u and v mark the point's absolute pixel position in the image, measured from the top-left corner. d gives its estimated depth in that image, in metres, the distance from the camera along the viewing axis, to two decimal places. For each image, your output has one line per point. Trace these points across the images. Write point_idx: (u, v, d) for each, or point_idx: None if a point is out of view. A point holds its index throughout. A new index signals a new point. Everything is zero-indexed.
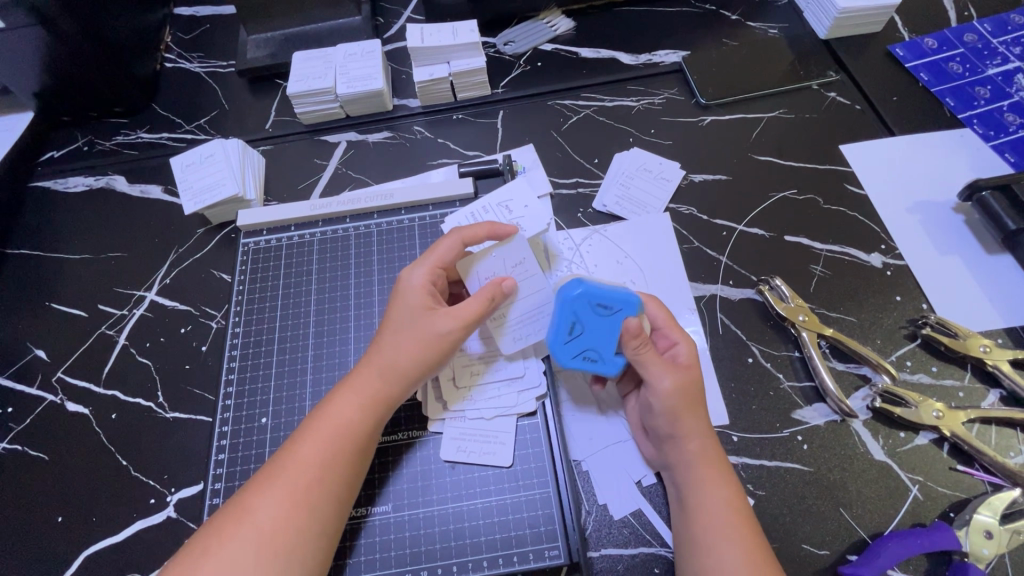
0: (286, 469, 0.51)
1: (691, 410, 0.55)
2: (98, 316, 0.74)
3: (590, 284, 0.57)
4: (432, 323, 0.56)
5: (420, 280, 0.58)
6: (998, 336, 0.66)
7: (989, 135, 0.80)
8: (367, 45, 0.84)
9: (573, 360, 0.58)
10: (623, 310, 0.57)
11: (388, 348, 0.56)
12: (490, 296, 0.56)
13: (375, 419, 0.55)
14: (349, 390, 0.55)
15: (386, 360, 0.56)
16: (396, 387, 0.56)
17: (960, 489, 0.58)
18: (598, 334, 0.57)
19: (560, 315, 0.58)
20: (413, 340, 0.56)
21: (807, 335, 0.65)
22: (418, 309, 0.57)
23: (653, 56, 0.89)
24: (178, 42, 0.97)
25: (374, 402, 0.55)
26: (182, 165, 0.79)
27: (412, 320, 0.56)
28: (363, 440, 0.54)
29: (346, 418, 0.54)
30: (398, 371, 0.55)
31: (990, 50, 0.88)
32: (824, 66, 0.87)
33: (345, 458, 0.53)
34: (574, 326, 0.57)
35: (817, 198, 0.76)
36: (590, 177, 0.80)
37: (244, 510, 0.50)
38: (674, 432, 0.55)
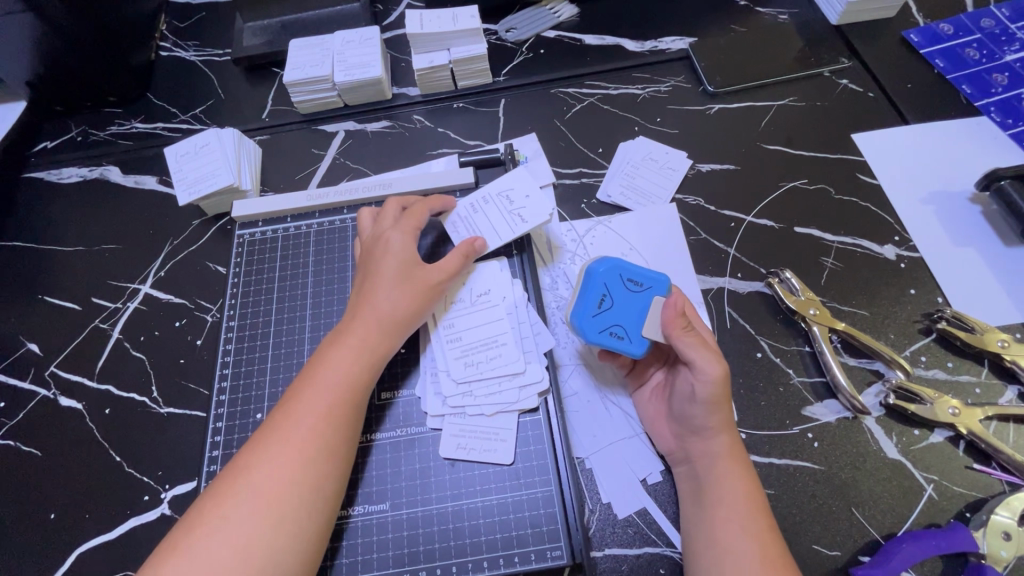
0: (282, 424, 0.51)
1: (726, 398, 0.54)
2: (92, 309, 0.73)
3: (620, 261, 0.60)
4: (422, 275, 0.60)
5: (403, 238, 0.61)
6: (1017, 331, 0.64)
7: (1007, 123, 0.78)
8: (365, 32, 0.82)
9: (600, 335, 0.58)
10: (652, 288, 0.59)
11: (377, 300, 0.58)
12: (467, 252, 0.62)
13: (369, 370, 0.56)
14: (341, 344, 0.56)
15: (376, 311, 0.57)
16: (389, 337, 0.57)
17: (976, 489, 0.56)
18: (626, 310, 0.58)
19: (591, 287, 0.59)
20: (403, 292, 0.58)
21: (819, 330, 0.63)
22: (405, 263, 0.60)
23: (659, 43, 0.87)
24: (173, 30, 0.95)
25: (368, 352, 0.56)
26: (176, 155, 0.77)
27: (402, 274, 0.59)
28: (359, 391, 0.55)
29: (339, 370, 0.55)
30: (389, 320, 0.57)
31: (1008, 36, 0.85)
32: (835, 53, 0.84)
33: (342, 410, 0.53)
34: (604, 299, 0.58)
35: (828, 188, 0.74)
36: (594, 167, 0.78)
37: (241, 474, 0.49)
38: (705, 423, 0.53)
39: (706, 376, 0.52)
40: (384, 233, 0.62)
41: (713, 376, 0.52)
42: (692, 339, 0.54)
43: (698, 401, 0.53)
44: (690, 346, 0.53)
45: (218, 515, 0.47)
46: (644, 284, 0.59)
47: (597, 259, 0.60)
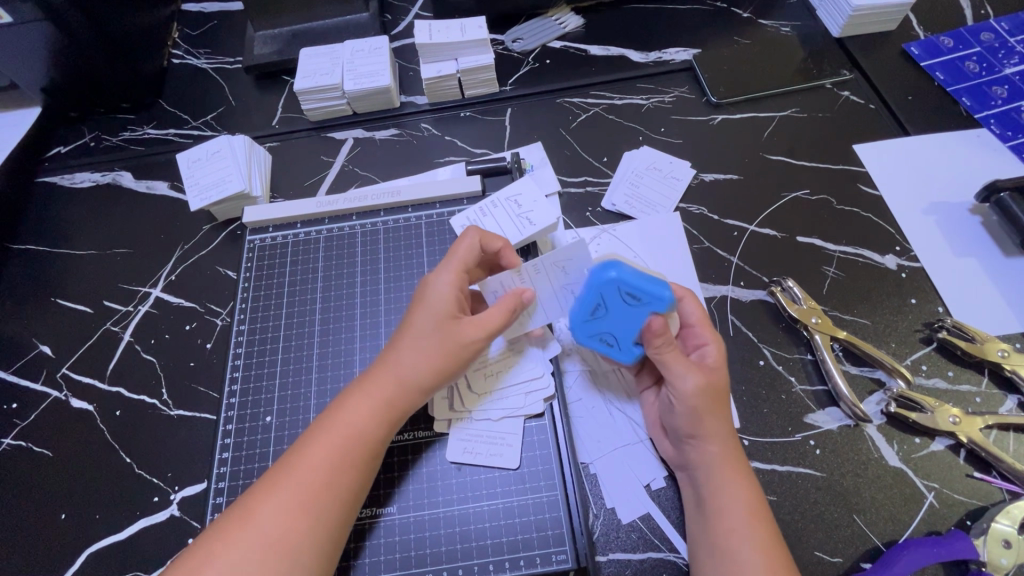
0: (292, 473, 0.51)
1: (714, 410, 0.54)
2: (104, 312, 0.74)
3: (624, 270, 0.56)
4: (458, 331, 0.56)
5: (447, 285, 0.58)
6: (1016, 341, 0.65)
7: (1007, 135, 0.79)
8: (374, 41, 0.83)
9: (590, 338, 0.60)
10: (651, 304, 0.56)
11: (405, 355, 0.56)
12: (513, 310, 0.57)
13: (388, 425, 0.55)
14: (362, 395, 0.55)
15: (403, 367, 0.55)
16: (411, 396, 0.55)
17: (976, 497, 0.57)
18: (619, 319, 0.58)
19: (587, 293, 0.57)
20: (434, 349, 0.56)
21: (821, 338, 0.64)
22: (443, 315, 0.57)
23: (663, 54, 0.88)
24: (185, 38, 0.97)
25: (389, 409, 0.55)
26: (188, 162, 0.78)
27: (437, 328, 0.56)
28: (375, 447, 0.54)
29: (357, 424, 0.53)
30: (415, 380, 0.55)
31: (1007, 50, 0.86)
32: (837, 65, 0.86)
33: (355, 464, 0.52)
34: (598, 308, 0.58)
35: (830, 199, 0.75)
36: (599, 176, 0.79)
37: (249, 516, 0.49)
38: (695, 431, 0.54)
39: (681, 392, 0.54)
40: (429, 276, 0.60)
41: (689, 390, 0.54)
42: (668, 357, 0.55)
43: (680, 413, 0.55)
44: (665, 363, 0.55)
45: (219, 557, 0.47)
46: (643, 298, 0.56)
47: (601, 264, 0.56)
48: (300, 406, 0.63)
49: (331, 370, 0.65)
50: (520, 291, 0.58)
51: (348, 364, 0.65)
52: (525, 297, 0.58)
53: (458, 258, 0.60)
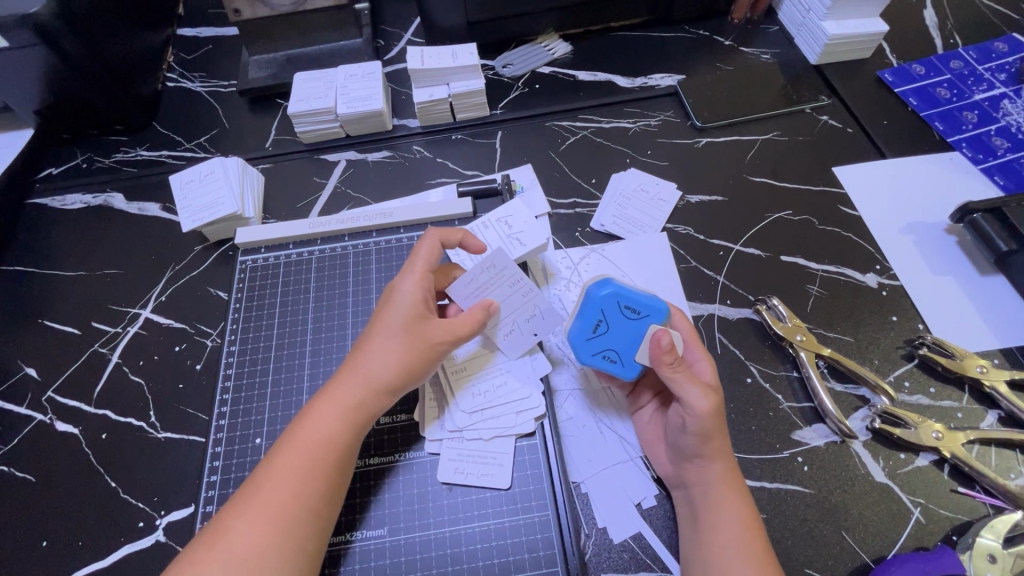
0: (263, 483, 0.51)
1: (719, 429, 0.54)
2: (92, 333, 0.73)
3: (619, 285, 0.59)
4: (423, 330, 0.57)
5: (411, 289, 0.59)
6: (995, 356, 0.66)
7: (978, 158, 0.82)
8: (367, 66, 0.85)
9: (594, 357, 0.60)
10: (650, 317, 0.58)
11: (369, 358, 0.56)
12: (479, 314, 0.59)
13: (355, 428, 0.55)
14: (326, 399, 0.55)
15: (368, 369, 0.56)
16: (376, 397, 0.56)
17: (961, 512, 0.58)
18: (620, 335, 0.60)
19: (589, 310, 0.60)
20: (401, 349, 0.56)
21: (806, 355, 0.65)
22: (408, 316, 0.58)
23: (649, 80, 0.91)
24: (180, 62, 0.99)
25: (355, 410, 0.55)
26: (180, 184, 0.79)
27: (403, 328, 0.57)
28: (341, 449, 0.54)
29: (323, 427, 0.53)
30: (382, 381, 0.55)
31: (976, 77, 0.90)
32: (816, 90, 0.89)
33: (323, 469, 0.52)
34: (599, 324, 0.60)
35: (812, 219, 0.77)
36: (588, 198, 0.80)
37: (222, 531, 0.49)
38: (698, 451, 0.54)
39: (692, 411, 0.53)
40: (395, 282, 0.61)
41: (701, 410, 0.53)
42: (680, 377, 0.54)
43: (687, 433, 0.54)
44: (678, 382, 0.54)
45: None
46: (641, 312, 0.59)
47: (599, 281, 0.60)
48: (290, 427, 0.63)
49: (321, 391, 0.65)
50: (486, 303, 0.60)
51: None
52: (491, 308, 0.60)
53: (422, 261, 0.61)
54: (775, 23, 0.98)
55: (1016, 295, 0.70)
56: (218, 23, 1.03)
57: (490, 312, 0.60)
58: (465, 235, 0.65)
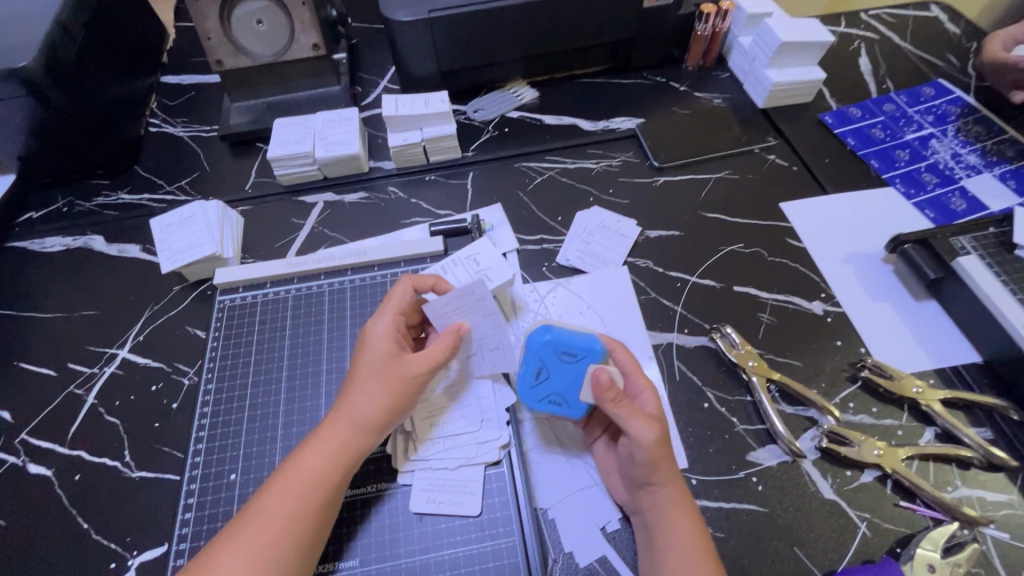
0: (251, 522, 0.52)
1: (666, 456, 0.57)
2: (68, 375, 0.74)
3: (556, 332, 0.63)
4: (401, 366, 0.60)
5: (385, 330, 0.62)
6: (930, 376, 0.71)
7: (911, 193, 0.89)
8: (345, 113, 0.90)
9: (540, 403, 0.64)
10: (587, 357, 0.62)
11: (356, 396, 0.59)
12: (450, 339, 0.62)
13: (345, 467, 0.56)
14: (317, 441, 0.57)
15: (355, 407, 0.58)
16: (364, 436, 0.58)
17: (904, 525, 0.61)
18: (561, 379, 0.63)
19: (528, 360, 0.64)
20: (385, 385, 0.59)
21: (757, 380, 0.69)
22: (388, 354, 0.60)
23: (610, 123, 0.98)
24: (163, 108, 1.03)
25: (343, 451, 0.57)
26: (161, 226, 0.81)
27: (385, 365, 0.60)
28: (330, 490, 0.55)
29: (312, 469, 0.55)
30: (369, 417, 0.58)
31: (906, 119, 0.99)
32: (763, 132, 0.97)
33: (312, 510, 0.54)
34: (540, 372, 0.63)
35: (761, 251, 0.83)
36: (554, 234, 0.85)
37: (207, 570, 0.49)
38: (650, 478, 0.57)
39: (639, 443, 0.56)
40: (370, 322, 0.64)
41: (647, 442, 0.56)
42: (623, 413, 0.57)
43: (636, 465, 0.57)
44: (622, 418, 0.57)
45: None
46: (577, 355, 0.62)
47: (535, 331, 0.64)
48: (265, 462, 0.64)
49: (296, 425, 0.67)
50: (457, 326, 0.63)
51: (313, 418, 0.67)
52: (462, 330, 0.63)
53: (398, 303, 0.64)
54: (725, 70, 1.06)
55: (948, 319, 0.76)
56: (201, 71, 1.08)
57: (462, 334, 0.64)
58: (436, 280, 0.68)
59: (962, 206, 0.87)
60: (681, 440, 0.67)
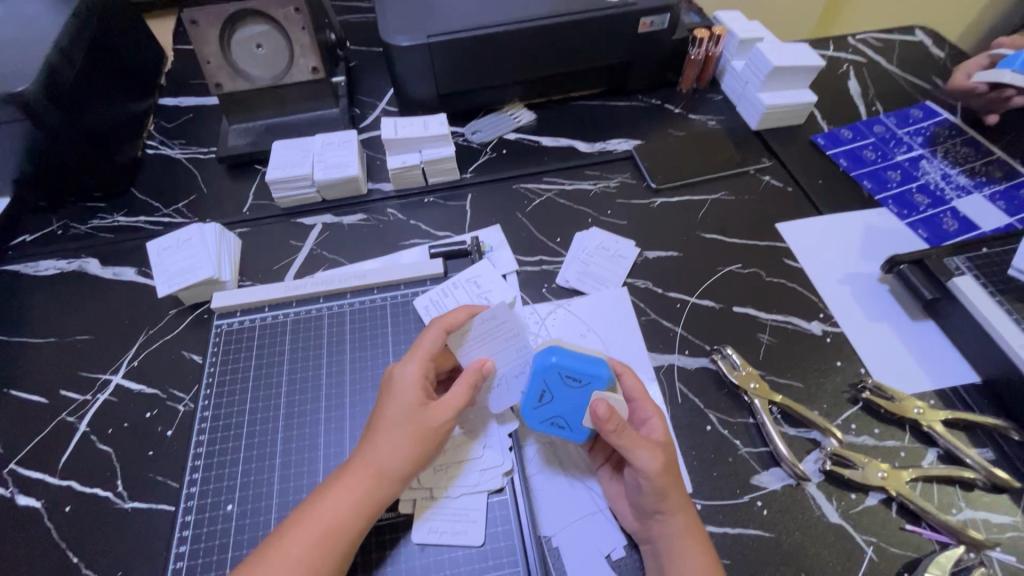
0: (269, 567, 0.51)
1: (673, 485, 0.57)
2: (60, 401, 0.73)
3: (563, 355, 0.60)
4: (429, 416, 0.58)
5: (415, 374, 0.61)
6: (931, 397, 0.71)
7: (903, 213, 0.90)
8: (344, 135, 0.91)
9: (543, 424, 0.63)
10: (592, 383, 0.60)
11: (382, 445, 0.57)
12: (472, 380, 0.61)
13: (368, 518, 0.55)
14: (340, 488, 0.55)
15: (382, 457, 0.57)
16: (389, 487, 0.56)
17: (910, 549, 0.61)
18: (564, 404, 0.61)
19: (532, 382, 0.61)
20: (412, 436, 0.57)
21: (759, 402, 0.69)
22: (417, 403, 0.59)
23: (607, 144, 0.99)
24: (160, 130, 1.03)
25: (368, 502, 0.55)
26: (157, 250, 0.81)
27: (413, 415, 0.58)
28: (351, 541, 0.54)
29: (335, 517, 0.54)
30: (395, 468, 0.56)
31: (896, 140, 1.01)
32: (757, 154, 0.98)
33: (332, 561, 0.52)
34: (544, 394, 0.61)
35: (759, 271, 0.84)
36: (553, 255, 0.85)
37: None
38: (658, 507, 0.56)
39: (643, 473, 0.56)
40: (397, 367, 0.62)
41: (652, 471, 0.56)
42: (627, 442, 0.56)
43: (645, 493, 0.56)
44: (626, 447, 0.56)
45: None
46: (583, 380, 0.60)
47: (543, 350, 0.60)
48: (262, 493, 0.63)
49: (295, 454, 0.65)
50: (481, 365, 0.62)
51: (312, 447, 0.66)
52: (485, 368, 0.63)
53: (428, 350, 0.62)
54: (718, 93, 1.08)
55: (945, 339, 0.76)
56: (199, 93, 1.09)
57: (484, 372, 0.63)
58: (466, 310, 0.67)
59: (953, 225, 0.88)
60: (684, 464, 0.66)
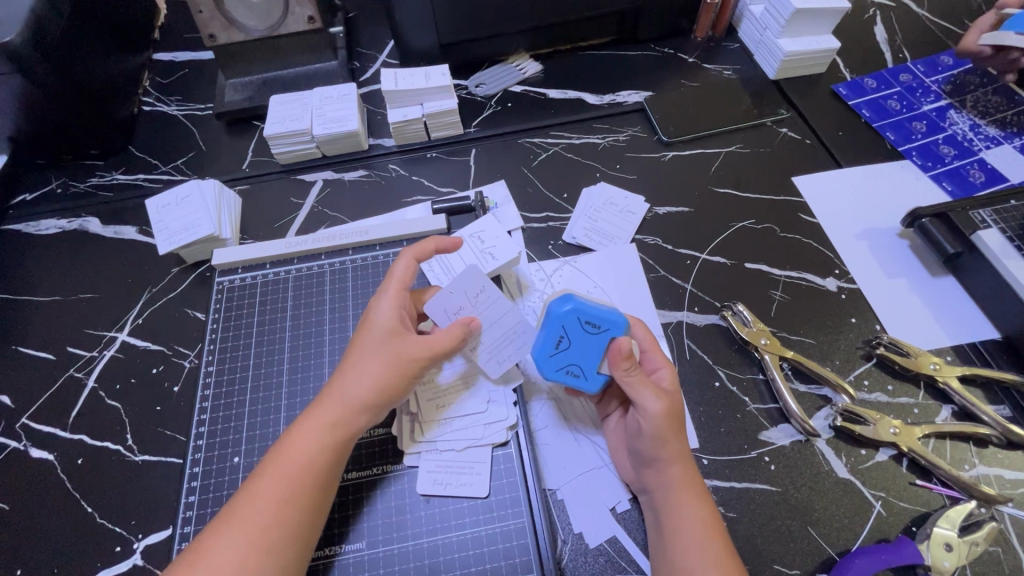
0: (245, 503, 0.51)
1: (674, 432, 0.56)
2: (68, 358, 0.73)
3: (578, 302, 0.60)
4: (400, 348, 0.58)
5: (388, 309, 0.60)
6: (947, 353, 0.70)
7: (928, 166, 0.86)
8: (342, 88, 0.87)
9: (557, 373, 0.61)
10: (610, 330, 0.59)
11: (349, 378, 0.57)
12: (460, 334, 0.59)
13: (336, 449, 0.55)
14: (307, 421, 0.56)
15: (348, 388, 0.57)
16: (356, 417, 0.56)
17: (920, 504, 0.60)
18: (583, 349, 0.60)
19: (550, 327, 0.61)
20: (378, 369, 0.57)
21: (770, 358, 0.67)
22: (386, 336, 0.58)
23: (617, 97, 0.95)
24: (157, 86, 1.00)
25: (336, 432, 0.55)
26: (157, 207, 0.79)
27: (380, 348, 0.58)
28: (322, 472, 0.54)
29: (305, 452, 0.54)
30: (360, 399, 0.56)
31: (924, 89, 0.95)
32: (775, 105, 0.93)
33: (304, 491, 0.52)
34: (562, 341, 0.60)
35: (774, 227, 0.81)
36: (560, 212, 0.83)
37: (205, 549, 0.49)
38: (658, 456, 0.56)
39: (647, 414, 0.56)
40: (372, 303, 0.62)
41: (655, 412, 0.56)
42: (632, 380, 0.57)
43: (643, 437, 0.56)
44: (631, 386, 0.57)
45: None
46: (602, 326, 0.59)
47: (559, 298, 0.61)
48: (268, 445, 0.63)
49: (299, 408, 0.65)
50: (466, 320, 0.61)
51: (316, 400, 0.66)
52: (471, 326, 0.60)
53: (398, 282, 0.62)
54: (735, 41, 1.02)
55: (966, 294, 0.74)
56: (193, 47, 1.05)
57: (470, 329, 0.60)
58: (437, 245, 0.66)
59: (981, 177, 0.84)
60: (691, 420, 0.65)
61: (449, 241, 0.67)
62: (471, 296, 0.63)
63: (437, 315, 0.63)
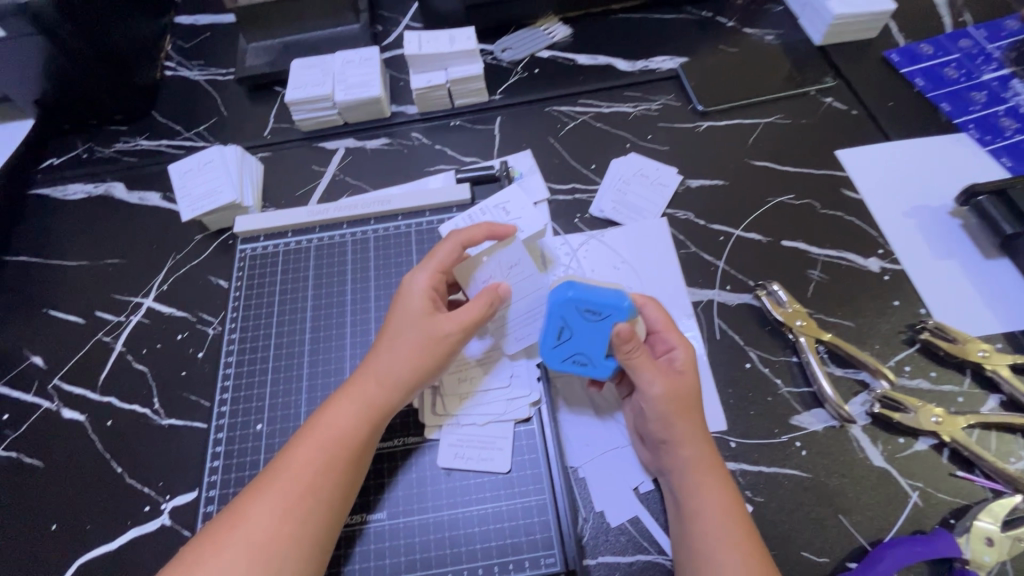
0: (279, 474, 0.51)
1: (682, 414, 0.55)
2: (96, 323, 0.74)
3: (580, 287, 0.58)
4: (435, 325, 0.57)
5: (424, 285, 0.59)
6: (997, 340, 0.66)
7: (986, 140, 0.80)
8: (364, 51, 0.84)
9: (565, 363, 0.59)
10: (613, 315, 0.57)
11: (386, 355, 0.56)
12: (488, 300, 0.58)
13: (372, 427, 0.55)
14: (345, 398, 0.55)
15: (386, 366, 0.56)
16: (392, 395, 0.55)
17: (960, 496, 0.58)
18: (586, 338, 0.58)
19: (549, 319, 0.58)
20: (415, 346, 0.56)
21: (805, 341, 0.65)
22: (422, 313, 0.57)
23: (650, 63, 0.90)
24: (178, 50, 0.97)
25: (372, 410, 0.55)
26: (179, 173, 0.79)
27: (417, 325, 0.57)
28: (357, 449, 0.54)
29: (339, 428, 0.54)
30: (398, 377, 0.55)
31: (985, 56, 0.88)
32: (821, 72, 0.87)
33: (340, 466, 0.52)
34: (562, 331, 0.58)
35: (814, 203, 0.76)
36: (587, 184, 0.80)
37: (238, 517, 0.49)
38: (667, 437, 0.55)
39: (648, 398, 0.55)
40: (407, 278, 0.61)
41: (656, 395, 0.55)
42: (635, 363, 0.56)
43: (648, 419, 0.56)
44: (632, 367, 0.56)
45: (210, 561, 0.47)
46: (603, 313, 0.57)
47: (559, 285, 0.58)
48: (290, 414, 0.64)
49: (321, 378, 0.65)
50: (495, 286, 0.59)
51: (338, 370, 0.66)
52: (500, 291, 0.59)
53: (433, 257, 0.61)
54: (779, 3, 0.95)
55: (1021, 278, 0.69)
56: (213, 10, 1.02)
57: (500, 295, 0.59)
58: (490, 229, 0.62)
59: None
60: (720, 401, 0.63)
61: (502, 227, 0.63)
62: (505, 268, 0.62)
63: (469, 287, 0.63)
